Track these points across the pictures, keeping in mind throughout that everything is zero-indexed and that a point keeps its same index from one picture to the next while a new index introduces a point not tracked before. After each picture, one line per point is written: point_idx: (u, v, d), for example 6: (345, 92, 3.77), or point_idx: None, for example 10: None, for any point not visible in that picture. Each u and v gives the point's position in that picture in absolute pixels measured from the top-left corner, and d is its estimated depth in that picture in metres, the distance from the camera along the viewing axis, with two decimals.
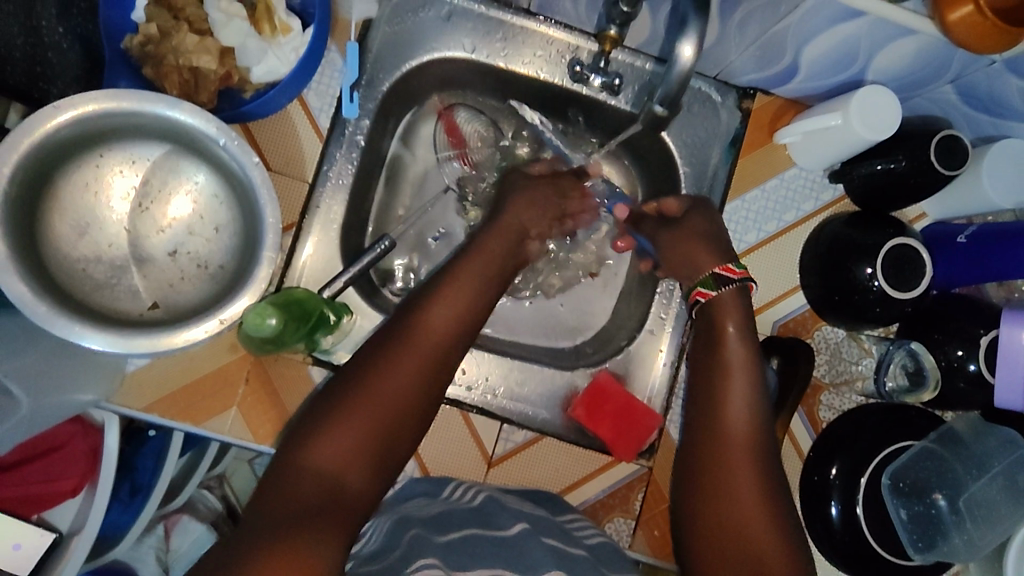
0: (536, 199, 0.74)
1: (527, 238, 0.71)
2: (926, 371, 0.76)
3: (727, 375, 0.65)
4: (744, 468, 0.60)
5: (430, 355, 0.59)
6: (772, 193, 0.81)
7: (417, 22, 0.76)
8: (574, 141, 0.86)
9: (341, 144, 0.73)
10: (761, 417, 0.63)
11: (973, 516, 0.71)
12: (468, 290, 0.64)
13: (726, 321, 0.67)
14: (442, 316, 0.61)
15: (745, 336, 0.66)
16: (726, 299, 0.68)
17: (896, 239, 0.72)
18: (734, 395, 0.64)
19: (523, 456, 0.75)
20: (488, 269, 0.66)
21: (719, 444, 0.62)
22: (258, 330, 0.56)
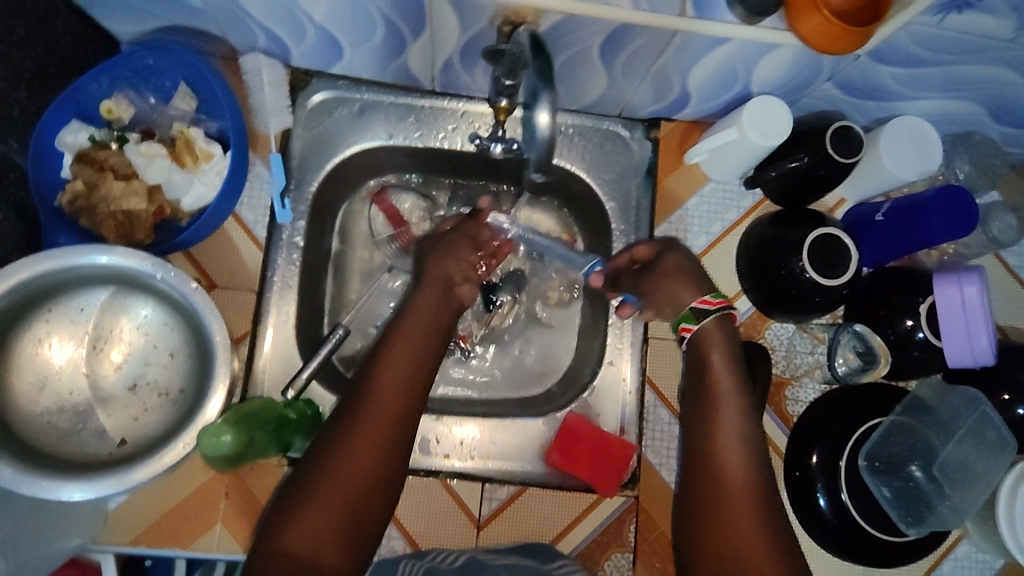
0: (454, 255, 0.74)
1: (455, 287, 0.72)
2: (874, 349, 0.79)
3: (721, 400, 0.64)
4: (740, 494, 0.60)
5: (384, 427, 0.60)
6: (695, 210, 0.85)
7: (332, 122, 0.81)
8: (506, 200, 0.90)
9: (281, 249, 0.78)
10: (753, 441, 0.63)
11: (951, 480, 0.73)
12: (410, 355, 0.65)
13: (710, 352, 0.66)
14: (390, 387, 0.62)
15: (732, 362, 0.66)
16: (711, 327, 0.66)
17: (817, 230, 0.76)
18: (726, 417, 0.64)
19: (510, 512, 0.76)
20: (428, 329, 0.68)
21: (713, 466, 0.62)
22: (216, 451, 0.59)
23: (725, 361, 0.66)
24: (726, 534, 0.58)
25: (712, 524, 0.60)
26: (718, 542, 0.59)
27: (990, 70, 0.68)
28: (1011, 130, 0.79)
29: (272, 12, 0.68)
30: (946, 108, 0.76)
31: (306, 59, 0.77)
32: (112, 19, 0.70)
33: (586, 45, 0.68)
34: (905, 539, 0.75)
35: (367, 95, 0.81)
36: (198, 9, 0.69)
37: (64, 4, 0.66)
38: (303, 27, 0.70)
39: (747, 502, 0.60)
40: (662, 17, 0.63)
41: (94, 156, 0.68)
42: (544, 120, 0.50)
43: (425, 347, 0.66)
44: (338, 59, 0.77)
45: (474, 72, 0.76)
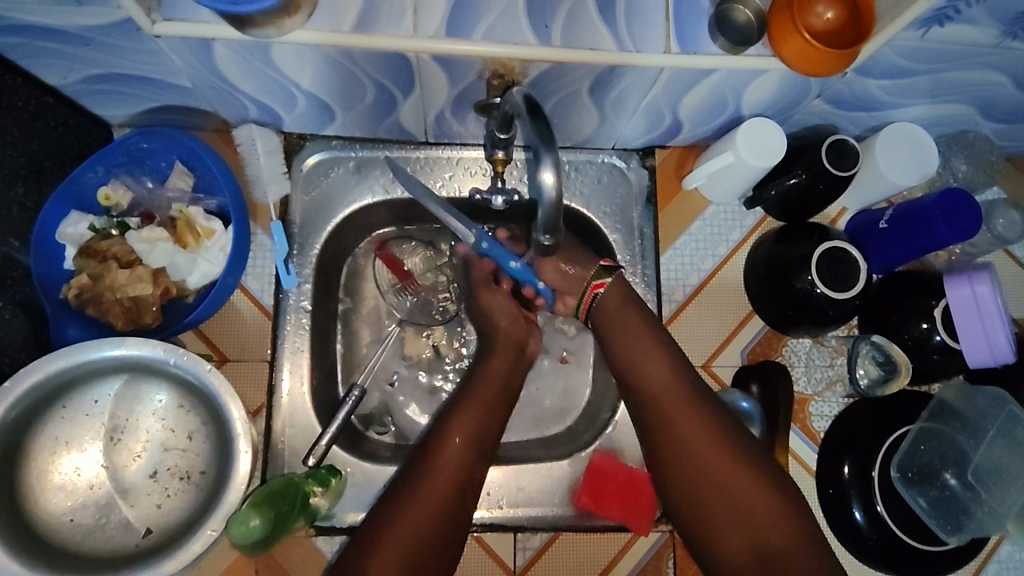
0: (501, 314, 0.78)
1: (522, 347, 0.78)
2: (895, 358, 0.79)
3: (641, 343, 0.73)
4: (686, 413, 0.69)
5: (439, 498, 0.65)
6: (698, 233, 0.84)
7: (329, 183, 0.81)
8: None
9: (290, 315, 0.77)
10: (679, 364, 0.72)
11: (986, 484, 0.72)
12: (474, 427, 0.69)
13: (616, 308, 0.75)
14: (453, 461, 0.67)
15: (642, 313, 0.75)
16: (615, 287, 0.76)
17: (824, 244, 0.76)
18: (655, 361, 0.72)
19: (545, 560, 0.75)
20: (496, 396, 0.72)
21: (662, 409, 0.70)
22: (250, 535, 0.60)
23: (636, 313, 0.75)
24: (699, 459, 0.67)
25: (682, 457, 0.68)
26: (696, 472, 0.67)
27: (977, 73, 0.69)
28: (1003, 126, 0.79)
29: (261, 84, 0.68)
30: (938, 111, 0.76)
31: (298, 124, 0.78)
32: (103, 106, 0.71)
33: (574, 87, 0.68)
34: (945, 547, 0.74)
35: (362, 153, 0.82)
36: (188, 88, 0.69)
37: (54, 97, 0.66)
38: (293, 95, 0.71)
39: (702, 423, 0.69)
40: (648, 56, 0.63)
41: (96, 247, 0.68)
42: (550, 178, 0.50)
43: (486, 414, 0.71)
44: (331, 122, 0.77)
45: (465, 121, 0.76)
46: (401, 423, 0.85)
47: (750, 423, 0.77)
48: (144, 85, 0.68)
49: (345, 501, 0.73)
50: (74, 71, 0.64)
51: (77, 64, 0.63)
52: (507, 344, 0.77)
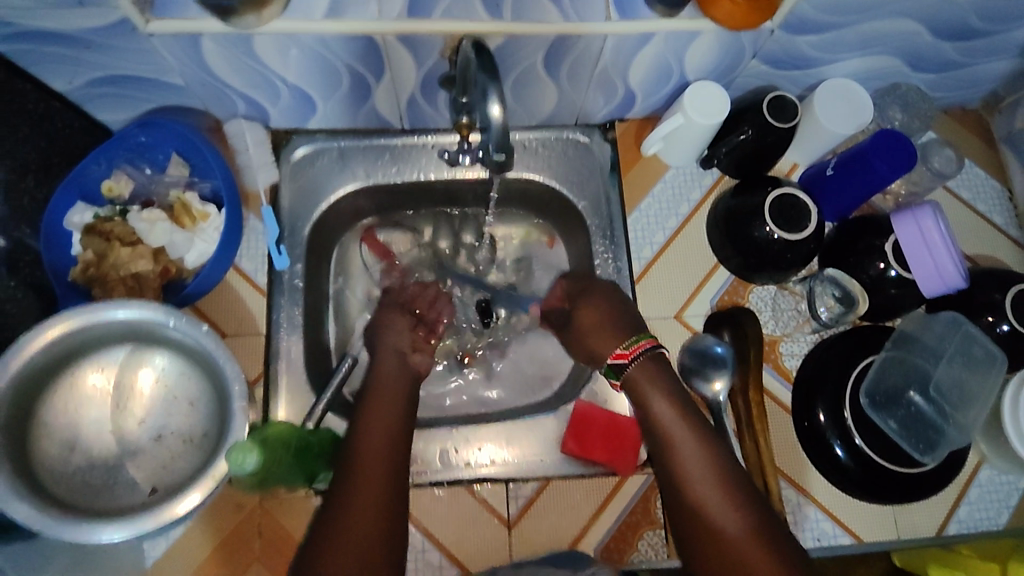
0: (393, 329, 0.84)
1: (408, 357, 0.80)
2: (852, 291, 0.83)
3: (673, 437, 0.67)
4: (722, 505, 0.61)
5: (388, 436, 0.66)
6: (660, 195, 0.90)
7: (316, 171, 0.88)
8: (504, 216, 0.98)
9: (283, 293, 0.82)
10: (718, 455, 0.64)
11: (950, 399, 0.76)
12: (393, 395, 0.72)
13: (645, 393, 0.70)
14: (373, 437, 0.65)
15: (668, 394, 0.69)
16: (636, 371, 0.72)
17: (776, 191, 0.81)
18: (682, 442, 0.66)
19: (537, 508, 0.78)
20: (399, 376, 0.75)
21: (688, 490, 0.63)
22: (240, 469, 0.61)
23: (663, 397, 0.69)
24: (731, 553, 0.58)
25: (714, 549, 0.60)
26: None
27: (895, 23, 0.76)
28: (932, 77, 0.86)
29: (247, 78, 0.76)
30: (867, 64, 0.83)
31: (283, 117, 0.85)
32: (105, 110, 0.78)
33: (529, 61, 0.76)
34: (920, 470, 0.75)
35: (344, 143, 0.89)
36: (181, 87, 0.76)
37: (61, 102, 0.73)
38: (277, 88, 0.78)
39: (728, 506, 0.61)
40: (591, 25, 0.70)
41: (100, 228, 0.74)
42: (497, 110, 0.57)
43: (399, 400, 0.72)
44: (314, 113, 0.84)
45: (435, 103, 0.83)
46: None
47: (722, 368, 0.81)
48: (141, 85, 0.75)
49: None
50: (79, 75, 0.71)
51: (82, 68, 0.70)
52: (392, 352, 0.79)
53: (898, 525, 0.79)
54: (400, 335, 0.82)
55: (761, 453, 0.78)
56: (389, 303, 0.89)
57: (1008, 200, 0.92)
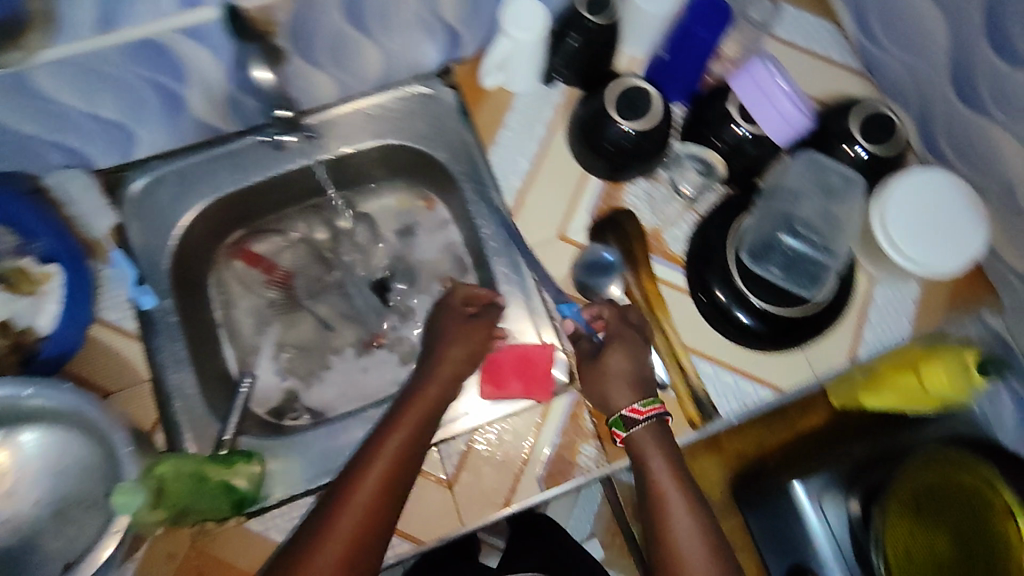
0: (450, 339, 0.79)
1: (455, 386, 0.77)
2: (709, 158, 0.86)
3: (663, 491, 0.71)
4: None
5: (378, 487, 0.67)
6: (517, 124, 0.88)
7: (158, 201, 0.83)
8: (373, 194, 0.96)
9: (160, 332, 0.79)
10: (716, 544, 0.69)
11: (820, 230, 0.81)
12: (408, 436, 0.71)
13: (646, 458, 0.72)
14: (364, 498, 0.66)
15: (670, 463, 0.72)
16: (642, 432, 0.73)
17: (615, 85, 0.81)
18: (679, 533, 0.69)
19: (472, 460, 0.76)
20: (430, 404, 0.74)
21: (677, 559, 0.68)
22: (129, 509, 0.63)
23: (665, 468, 0.72)
24: None
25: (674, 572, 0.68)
26: None
27: None
28: None
29: (41, 120, 0.72)
30: None
31: (103, 154, 0.80)
32: None
33: (332, 24, 0.73)
34: (815, 307, 0.79)
35: (182, 162, 0.83)
36: None
37: None
38: (80, 122, 0.74)
39: None
40: None
41: None
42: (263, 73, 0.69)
43: (403, 448, 0.70)
44: (135, 139, 0.80)
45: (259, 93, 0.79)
46: (312, 403, 0.88)
47: (613, 271, 0.84)
48: None
49: (275, 480, 0.77)
50: None
51: None
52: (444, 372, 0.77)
53: (810, 360, 0.83)
54: (464, 347, 0.79)
55: (671, 341, 0.82)
56: (450, 317, 0.82)
57: (842, 37, 0.94)
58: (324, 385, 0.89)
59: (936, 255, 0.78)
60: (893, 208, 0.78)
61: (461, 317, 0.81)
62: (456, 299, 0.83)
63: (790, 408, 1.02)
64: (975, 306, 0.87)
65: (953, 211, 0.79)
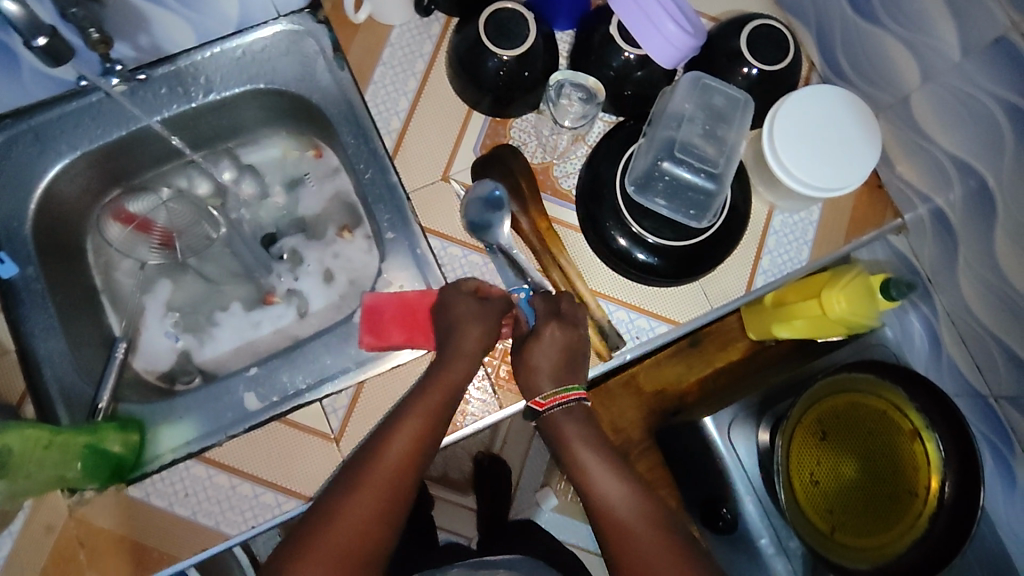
0: (477, 321, 0.71)
1: (465, 346, 0.71)
2: (588, 85, 0.79)
3: (587, 464, 0.69)
4: (662, 553, 0.63)
5: (379, 489, 0.64)
6: (392, 60, 0.83)
7: (13, 162, 0.78)
8: (253, 141, 0.92)
9: (26, 301, 0.75)
10: (653, 507, 0.66)
11: (703, 155, 0.77)
12: (414, 432, 0.67)
13: (561, 428, 0.71)
14: (362, 507, 0.63)
15: (592, 439, 0.70)
16: (555, 413, 0.71)
17: (487, 12, 0.75)
18: (615, 498, 0.67)
19: (359, 412, 0.74)
20: (442, 387, 0.69)
21: (618, 530, 0.65)
22: None
23: (596, 455, 0.69)
24: None
25: (618, 548, 0.65)
26: None
27: None
28: None
29: None
30: None
31: None
32: None
33: None
34: (707, 235, 0.75)
35: (33, 119, 0.79)
36: None
37: None
38: None
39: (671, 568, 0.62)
40: None
41: None
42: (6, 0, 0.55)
43: (412, 448, 0.66)
44: None
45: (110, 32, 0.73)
46: (201, 364, 0.86)
47: (501, 209, 0.79)
48: None
49: (161, 443, 0.72)
50: None
51: None
52: (467, 346, 0.71)
53: (707, 294, 0.80)
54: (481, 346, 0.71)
55: (567, 271, 0.78)
56: (456, 294, 0.72)
57: None
58: (215, 343, 0.87)
59: (831, 176, 0.75)
60: (784, 130, 0.76)
61: (469, 300, 0.72)
62: (462, 284, 0.73)
63: (706, 344, 1.02)
64: (877, 225, 0.85)
65: (845, 129, 0.76)
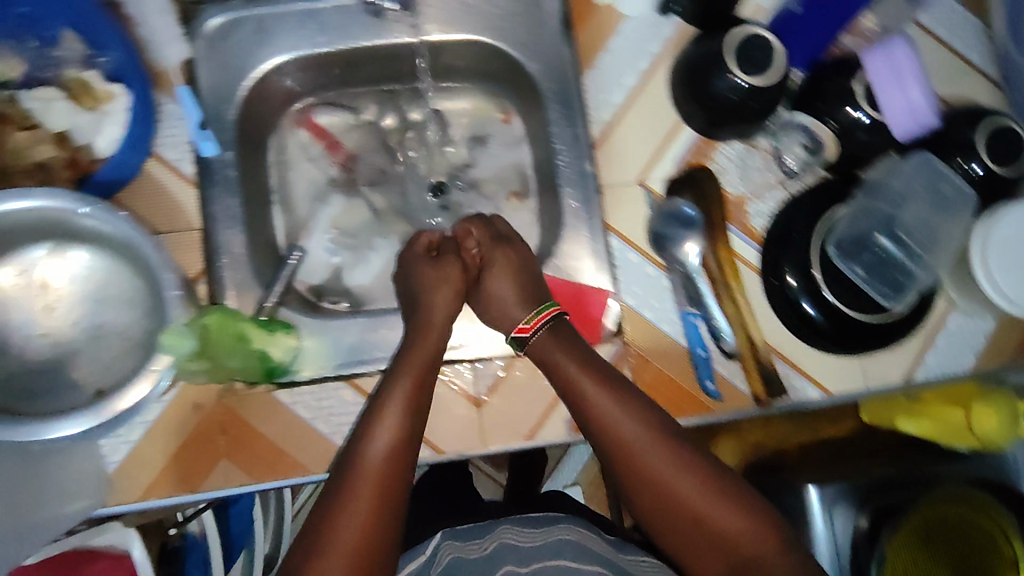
0: (441, 282, 0.73)
1: (438, 298, 0.72)
2: (823, 138, 0.78)
3: (623, 433, 0.63)
4: (719, 505, 0.60)
5: (381, 465, 0.60)
6: (620, 49, 0.82)
7: (235, 45, 0.78)
8: (446, 88, 0.91)
9: (216, 184, 0.75)
10: (706, 470, 0.62)
11: (916, 239, 0.76)
12: (402, 404, 0.64)
13: (557, 361, 0.68)
14: (371, 486, 0.59)
15: (605, 387, 0.66)
16: (542, 339, 0.70)
17: (738, 32, 0.74)
18: (658, 462, 0.62)
19: (506, 386, 0.76)
20: (422, 357, 0.68)
21: (676, 504, 0.61)
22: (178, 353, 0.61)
23: (612, 401, 0.65)
24: None
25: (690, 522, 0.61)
26: None
27: None
28: None
29: None
30: None
31: None
32: None
33: None
34: (891, 317, 0.75)
35: (262, 9, 0.79)
36: None
37: None
38: None
39: (714, 495, 0.61)
40: None
41: None
42: None
43: (403, 422, 0.63)
44: None
45: None
46: (351, 287, 0.87)
47: (691, 229, 0.79)
48: None
49: (306, 356, 0.75)
50: None
51: None
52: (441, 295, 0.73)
53: (864, 375, 0.79)
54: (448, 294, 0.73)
55: (741, 312, 0.77)
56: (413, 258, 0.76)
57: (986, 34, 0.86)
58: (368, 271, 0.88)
59: None
60: (1001, 233, 0.72)
61: (423, 259, 0.76)
62: (417, 245, 0.78)
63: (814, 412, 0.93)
64: None
65: None
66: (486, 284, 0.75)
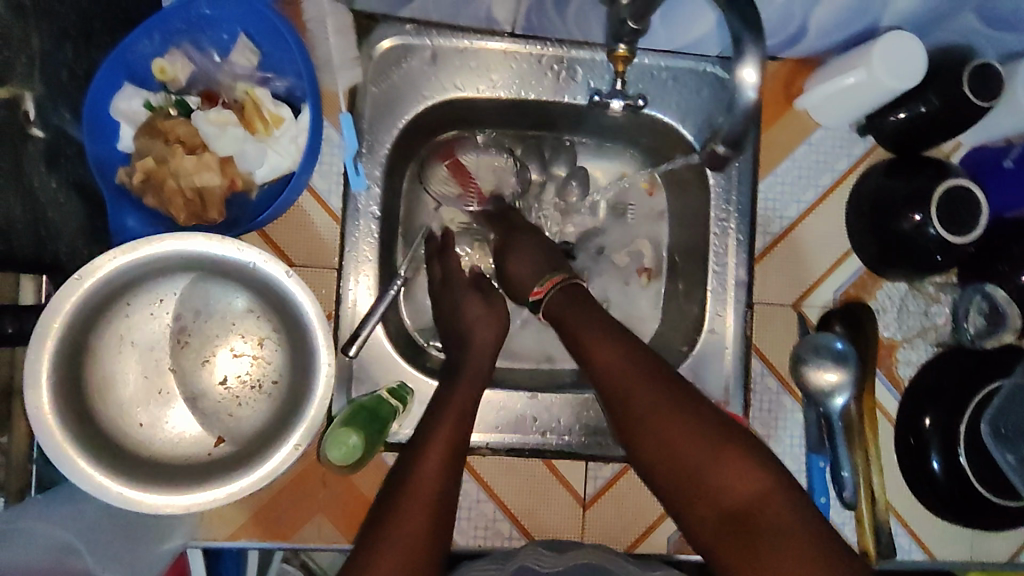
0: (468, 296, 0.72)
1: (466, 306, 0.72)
2: (1003, 308, 0.71)
3: (625, 383, 0.61)
4: (722, 457, 0.56)
5: (424, 495, 0.58)
6: (803, 160, 0.77)
7: (403, 73, 0.72)
8: (599, 149, 0.84)
9: (357, 219, 0.70)
10: (710, 430, 0.57)
11: None
12: (444, 447, 0.61)
13: (562, 311, 0.67)
14: (413, 513, 0.56)
15: (612, 338, 0.63)
16: (554, 296, 0.68)
17: (945, 182, 0.67)
18: (663, 422, 0.58)
19: (614, 491, 0.74)
20: (466, 398, 0.65)
21: (677, 461, 0.57)
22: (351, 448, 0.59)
23: (611, 347, 0.63)
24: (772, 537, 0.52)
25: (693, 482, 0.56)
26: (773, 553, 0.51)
27: None
28: None
29: None
30: None
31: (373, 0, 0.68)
32: None
33: None
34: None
35: (437, 40, 0.72)
36: None
37: None
38: None
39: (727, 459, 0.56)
40: None
41: (160, 126, 0.61)
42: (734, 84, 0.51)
43: (447, 463, 0.60)
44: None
45: (566, 11, 0.67)
46: None
47: (842, 364, 0.71)
48: None
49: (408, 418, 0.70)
50: None
51: None
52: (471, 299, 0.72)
53: (971, 546, 0.78)
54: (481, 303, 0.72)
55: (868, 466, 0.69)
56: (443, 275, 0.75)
57: None
58: None
59: None
60: None
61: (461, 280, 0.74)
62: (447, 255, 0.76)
63: None
64: None
65: None
66: (505, 265, 0.74)
